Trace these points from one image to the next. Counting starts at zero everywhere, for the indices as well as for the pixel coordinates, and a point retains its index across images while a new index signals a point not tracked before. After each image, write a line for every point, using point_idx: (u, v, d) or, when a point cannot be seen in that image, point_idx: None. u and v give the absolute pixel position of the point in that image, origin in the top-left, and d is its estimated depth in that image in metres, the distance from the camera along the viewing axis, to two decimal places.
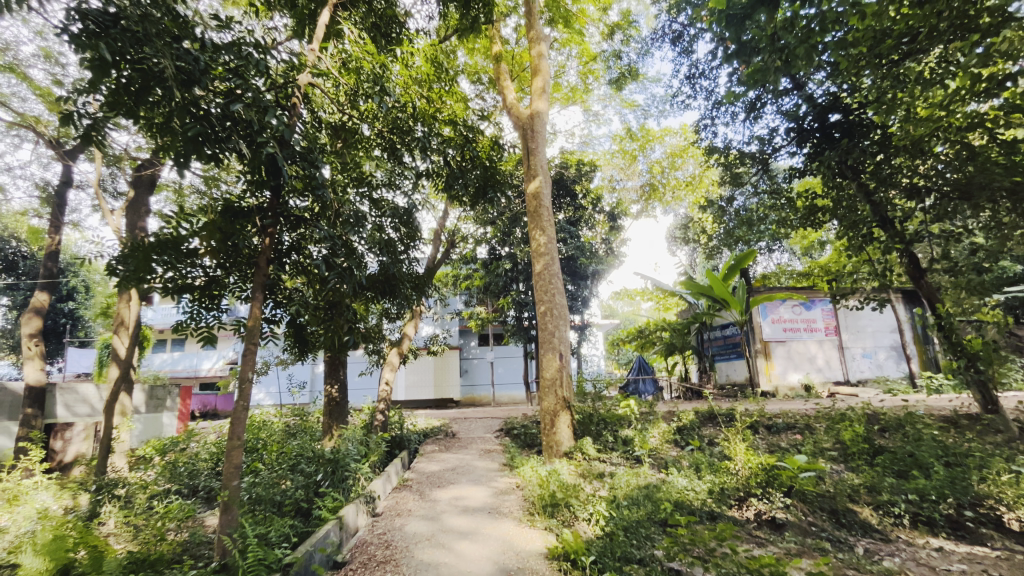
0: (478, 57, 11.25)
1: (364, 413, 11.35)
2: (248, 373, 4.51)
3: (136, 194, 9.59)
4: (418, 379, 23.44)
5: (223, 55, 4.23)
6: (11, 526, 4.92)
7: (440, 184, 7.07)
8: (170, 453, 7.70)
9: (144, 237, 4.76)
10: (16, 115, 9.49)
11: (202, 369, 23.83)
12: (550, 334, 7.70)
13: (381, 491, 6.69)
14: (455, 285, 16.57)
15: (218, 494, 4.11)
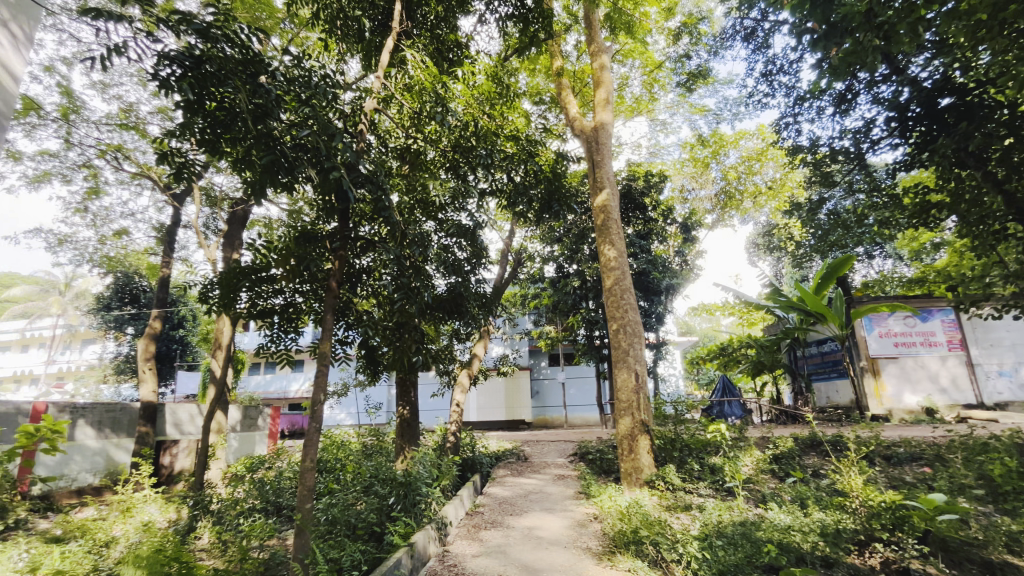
0: (540, 77, 11.28)
1: (436, 434, 11.36)
2: (320, 395, 4.58)
3: (230, 229, 10.49)
4: (490, 400, 23.40)
5: (296, 88, 4.47)
6: (122, 537, 5.30)
7: (505, 202, 6.98)
8: (258, 470, 8.07)
9: (232, 266, 5.12)
10: (137, 167, 10.81)
11: (291, 391, 25.49)
12: (624, 352, 7.24)
13: (453, 518, 6.52)
14: (524, 304, 16.46)
15: (293, 517, 4.18)
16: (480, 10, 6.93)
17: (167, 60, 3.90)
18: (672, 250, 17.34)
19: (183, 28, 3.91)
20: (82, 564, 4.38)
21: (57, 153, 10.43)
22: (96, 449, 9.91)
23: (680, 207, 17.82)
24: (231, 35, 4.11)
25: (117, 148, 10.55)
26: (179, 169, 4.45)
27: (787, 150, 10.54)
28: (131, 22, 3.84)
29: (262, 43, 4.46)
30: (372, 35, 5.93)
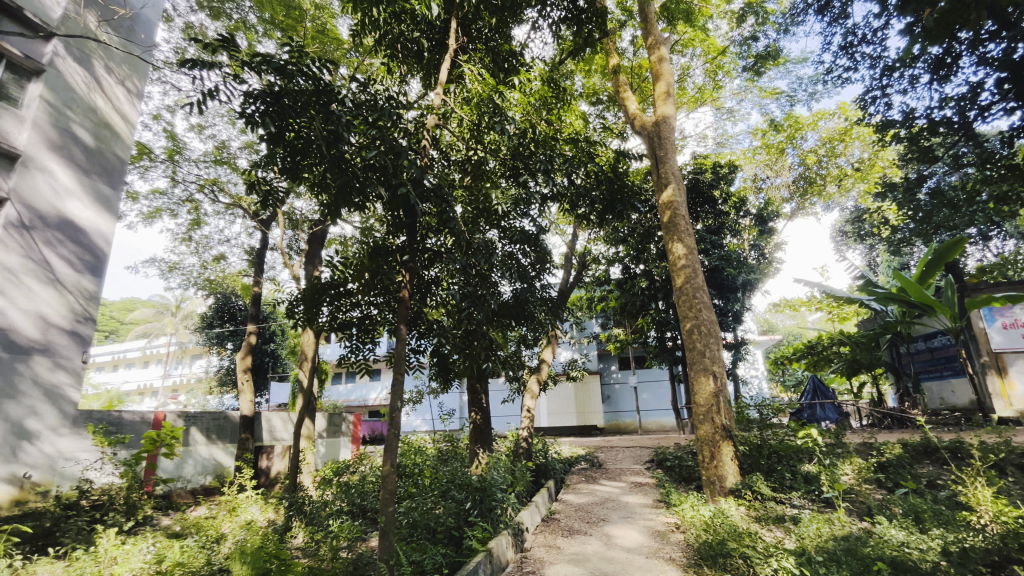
0: (596, 77, 11.14)
1: (509, 440, 11.43)
2: (397, 401, 4.77)
3: (311, 248, 11.26)
4: (560, 405, 23.24)
5: (364, 112, 4.72)
6: (229, 534, 5.81)
7: (566, 205, 6.91)
8: (343, 474, 8.55)
9: (314, 283, 5.50)
10: (230, 198, 11.95)
11: (370, 399, 26.86)
12: (700, 355, 6.86)
13: (529, 524, 6.52)
14: (590, 307, 16.21)
15: (377, 519, 4.37)
16: (533, 18, 6.97)
17: (252, 99, 4.31)
18: (747, 244, 16.37)
19: (264, 67, 4.29)
20: (197, 557, 4.85)
21: (165, 191, 11.79)
22: (206, 453, 11.01)
23: (753, 198, 16.80)
24: (306, 70, 4.45)
25: (213, 183, 11.75)
26: (265, 197, 4.86)
27: (874, 127, 9.61)
28: (221, 68, 4.27)
29: (332, 74, 4.77)
30: (431, 54, 6.15)
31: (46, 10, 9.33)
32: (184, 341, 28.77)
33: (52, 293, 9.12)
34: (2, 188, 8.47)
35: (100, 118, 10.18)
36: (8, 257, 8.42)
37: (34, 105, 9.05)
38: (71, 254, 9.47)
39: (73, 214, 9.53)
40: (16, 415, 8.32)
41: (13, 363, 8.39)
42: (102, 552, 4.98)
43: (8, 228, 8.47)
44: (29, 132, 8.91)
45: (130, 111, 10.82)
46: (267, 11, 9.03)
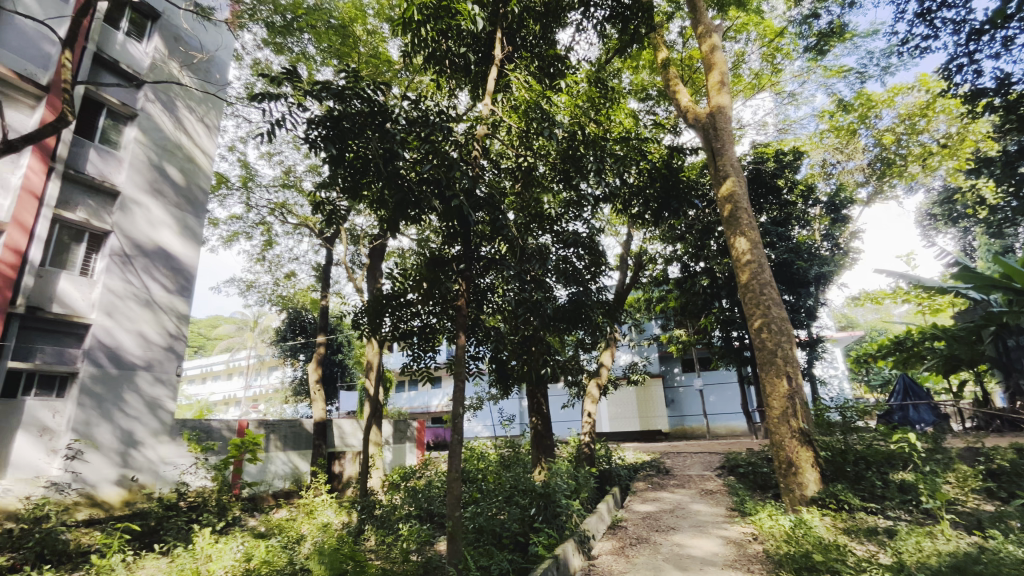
0: (644, 73, 10.89)
1: (570, 445, 11.33)
2: (459, 407, 4.86)
3: (373, 262, 11.76)
4: (622, 410, 22.71)
5: (417, 128, 4.91)
6: (307, 536, 6.15)
7: (619, 206, 6.77)
8: (410, 479, 8.81)
9: (377, 295, 5.76)
10: (298, 219, 12.76)
11: (432, 406, 27.56)
12: (771, 354, 6.44)
13: (595, 531, 6.39)
14: (648, 309, 15.79)
15: (445, 523, 4.46)
16: (577, 19, 6.93)
17: (314, 124, 4.64)
18: (818, 234, 15.30)
19: (324, 94, 4.60)
20: (280, 557, 5.18)
21: (241, 216, 12.80)
22: (285, 459, 11.73)
23: (822, 184, 15.69)
24: (362, 93, 4.69)
25: (282, 206, 12.60)
26: (329, 216, 5.17)
27: (961, 98, 8.72)
28: (286, 98, 4.59)
29: (385, 94, 4.99)
30: (478, 67, 6.27)
31: (137, 62, 10.48)
32: (262, 354, 30.89)
33: (149, 314, 10.11)
34: (106, 222, 9.58)
35: (184, 154, 11.20)
36: (112, 283, 9.49)
37: (130, 147, 10.16)
38: (165, 278, 10.46)
39: (165, 242, 10.54)
40: (124, 425, 9.31)
41: (120, 378, 9.42)
42: (199, 549, 5.43)
43: (111, 258, 9.54)
44: (126, 171, 10.01)
45: (210, 145, 11.79)
46: (325, 42, 9.61)
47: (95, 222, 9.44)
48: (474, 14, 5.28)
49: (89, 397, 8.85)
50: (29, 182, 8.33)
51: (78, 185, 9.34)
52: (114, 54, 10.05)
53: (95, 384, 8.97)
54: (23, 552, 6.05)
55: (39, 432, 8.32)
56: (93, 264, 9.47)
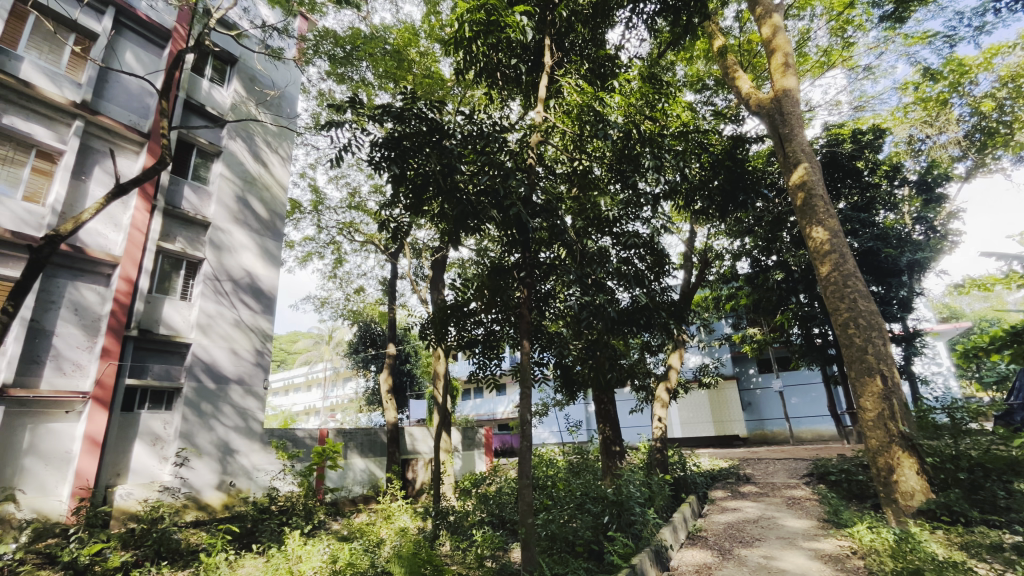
0: (699, 63, 10.48)
1: (641, 452, 11.00)
2: (526, 414, 4.89)
3: (435, 273, 12.11)
4: (694, 415, 21.92)
5: (472, 142, 5.07)
6: (387, 540, 6.41)
7: (681, 203, 6.54)
8: (481, 486, 8.95)
9: (441, 306, 5.94)
10: (365, 236, 13.45)
11: (498, 412, 27.82)
12: (861, 352, 5.92)
13: (673, 541, 6.15)
14: (717, 307, 15.06)
15: (519, 530, 4.48)
16: (626, 17, 6.83)
17: (378, 147, 4.99)
18: (909, 218, 13.93)
19: (385, 117, 4.91)
20: (363, 560, 5.45)
21: (314, 237, 13.70)
22: (362, 465, 12.29)
23: (909, 162, 14.27)
24: (419, 113, 4.90)
25: (350, 225, 13.34)
26: (394, 232, 5.46)
27: None
28: (349, 124, 4.92)
29: (441, 112, 5.20)
30: (529, 76, 6.35)
31: (219, 104, 11.56)
32: (336, 365, 32.67)
33: (239, 332, 11.04)
34: (200, 251, 10.61)
35: (262, 184, 12.18)
36: (207, 305, 10.47)
37: (217, 181, 11.20)
38: (250, 299, 11.40)
39: (249, 266, 11.49)
40: (222, 434, 10.21)
41: (217, 391, 10.33)
42: (291, 551, 5.82)
43: (205, 282, 10.52)
44: (215, 204, 11.04)
45: (284, 173, 12.75)
46: (381, 67, 10.12)
47: (190, 251, 10.48)
48: (523, 25, 5.35)
49: (191, 409, 9.79)
50: (136, 220, 9.41)
51: (176, 219, 10.40)
52: (200, 99, 11.16)
53: (196, 398, 9.90)
54: (143, 550, 6.77)
55: (152, 441, 9.30)
56: (190, 288, 10.49)
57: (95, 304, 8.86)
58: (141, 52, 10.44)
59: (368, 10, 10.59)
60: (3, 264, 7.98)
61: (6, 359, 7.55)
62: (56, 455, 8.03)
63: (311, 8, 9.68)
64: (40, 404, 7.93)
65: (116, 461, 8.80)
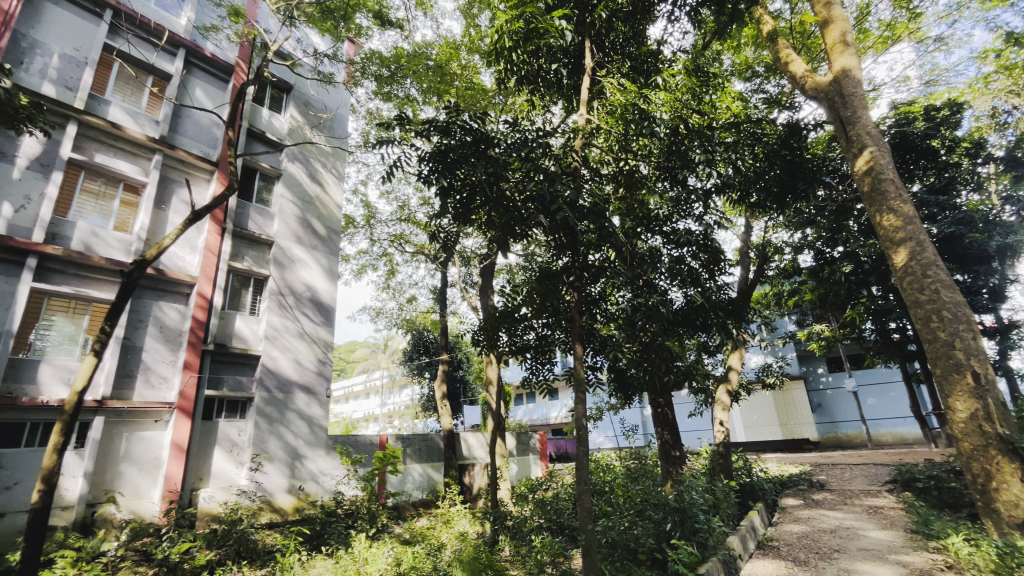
0: (748, 50, 10.04)
1: (702, 457, 10.60)
2: (582, 418, 4.85)
3: (484, 280, 12.27)
4: (758, 417, 20.43)
5: (517, 150, 5.14)
6: (447, 543, 6.55)
7: (734, 197, 6.31)
8: (537, 491, 8.97)
9: (492, 313, 6.03)
10: (415, 247, 13.86)
11: (552, 418, 27.68)
12: (947, 348, 5.39)
13: (742, 551, 5.88)
14: (779, 304, 14.29)
15: (578, 537, 4.44)
16: (667, 11, 6.70)
17: (426, 161, 5.17)
18: (997, 198, 12.66)
19: (432, 132, 5.07)
20: (426, 562, 5.63)
21: (368, 250, 14.28)
22: (420, 470, 12.58)
23: (993, 137, 12.97)
24: (464, 125, 5.04)
25: (401, 237, 13.79)
26: (444, 242, 5.62)
27: None
28: (397, 141, 5.14)
29: (486, 122, 5.32)
30: (570, 79, 6.34)
31: (278, 130, 12.34)
32: (392, 373, 33.74)
33: (302, 344, 11.65)
34: (265, 269, 11.32)
35: (319, 202, 12.82)
36: (273, 319, 11.13)
37: (278, 202, 11.91)
38: (312, 312, 12.00)
39: (309, 281, 12.13)
40: (290, 441, 10.80)
41: (284, 400, 10.94)
42: (358, 553, 6.05)
43: (271, 297, 11.21)
44: (277, 224, 11.75)
45: (338, 191, 13.37)
46: (425, 82, 10.44)
47: (257, 268, 11.20)
48: (562, 29, 5.37)
49: (262, 417, 10.42)
50: (209, 242, 10.19)
51: (243, 240, 11.17)
52: (261, 126, 11.96)
53: (266, 406, 10.54)
54: (226, 549, 7.28)
55: (229, 447, 9.97)
56: (258, 304, 11.20)
57: (177, 321, 9.65)
58: (209, 87, 11.34)
59: (410, 29, 10.97)
60: (100, 288, 8.87)
61: (104, 373, 8.37)
62: (148, 461, 8.79)
63: (358, 32, 10.15)
64: (134, 414, 8.72)
65: (199, 467, 9.50)
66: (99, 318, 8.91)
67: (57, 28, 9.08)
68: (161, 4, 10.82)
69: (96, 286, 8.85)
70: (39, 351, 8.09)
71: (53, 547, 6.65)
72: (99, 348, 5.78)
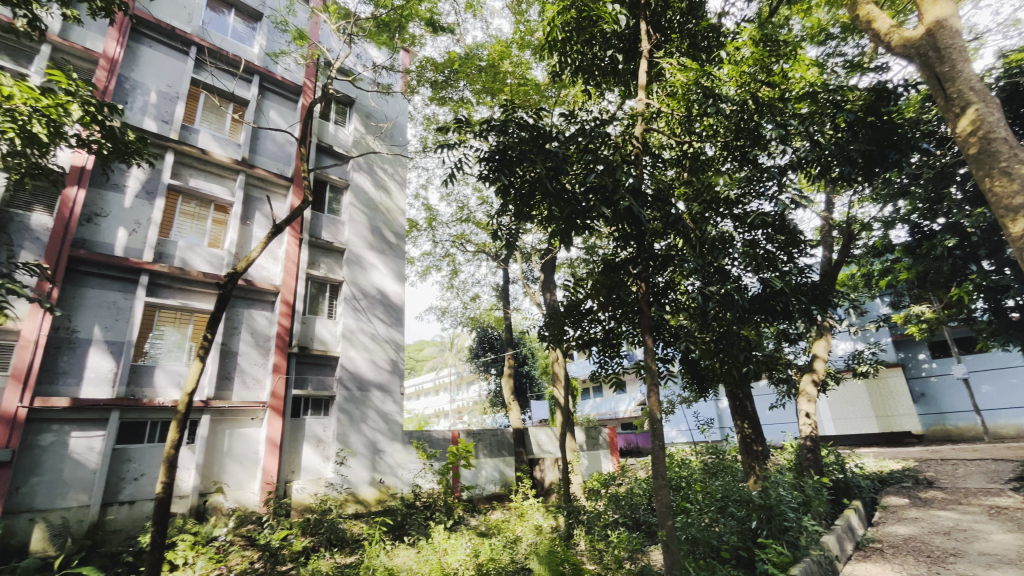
0: (820, 11, 9.23)
1: (787, 452, 9.98)
2: (657, 412, 4.73)
3: (546, 275, 12.28)
4: (850, 409, 18.92)
5: (576, 142, 5.09)
6: (523, 536, 6.64)
7: (812, 173, 5.86)
8: (610, 487, 8.87)
9: (557, 307, 6.01)
10: (476, 246, 14.13)
11: (620, 411, 27.19)
12: None
13: (839, 552, 5.47)
14: (868, 284, 13.10)
15: (658, 532, 4.34)
16: None
17: (485, 161, 5.23)
18: None
19: (490, 132, 5.12)
20: (504, 555, 5.75)
21: (432, 251, 14.75)
22: (492, 464, 12.83)
23: None
24: (519, 122, 5.04)
25: (462, 236, 14.11)
26: (506, 239, 5.67)
27: None
28: (455, 143, 5.24)
29: (541, 116, 5.30)
30: (625, 64, 6.14)
31: (344, 142, 13.03)
32: (460, 370, 34.67)
33: (376, 344, 12.25)
34: (339, 275, 12.00)
35: (384, 208, 13.39)
36: (348, 322, 11.78)
37: (348, 211, 12.57)
38: (383, 313, 12.58)
39: (380, 284, 12.72)
40: (370, 436, 11.41)
41: (363, 397, 11.57)
42: (438, 543, 6.28)
43: (346, 301, 11.87)
44: (347, 231, 12.41)
45: (400, 196, 13.90)
46: (478, 84, 10.57)
47: (332, 275, 11.91)
48: (615, 13, 5.26)
49: (344, 414, 11.09)
50: (289, 253, 10.97)
51: (319, 248, 11.91)
52: (329, 140, 12.68)
53: (347, 404, 11.20)
54: (319, 536, 7.86)
55: (316, 443, 10.70)
56: (335, 308, 11.91)
57: (265, 327, 10.49)
58: (283, 108, 12.19)
59: (461, 32, 11.15)
60: (199, 300, 9.83)
61: (208, 376, 9.29)
62: (248, 455, 9.65)
63: (412, 41, 10.47)
64: (234, 412, 9.60)
65: (291, 460, 10.27)
66: (201, 327, 9.87)
67: (153, 69, 10.15)
68: (236, 37, 11.76)
69: (198, 298, 9.82)
70: (154, 358, 9.12)
71: (175, 531, 7.50)
72: (203, 353, 6.41)
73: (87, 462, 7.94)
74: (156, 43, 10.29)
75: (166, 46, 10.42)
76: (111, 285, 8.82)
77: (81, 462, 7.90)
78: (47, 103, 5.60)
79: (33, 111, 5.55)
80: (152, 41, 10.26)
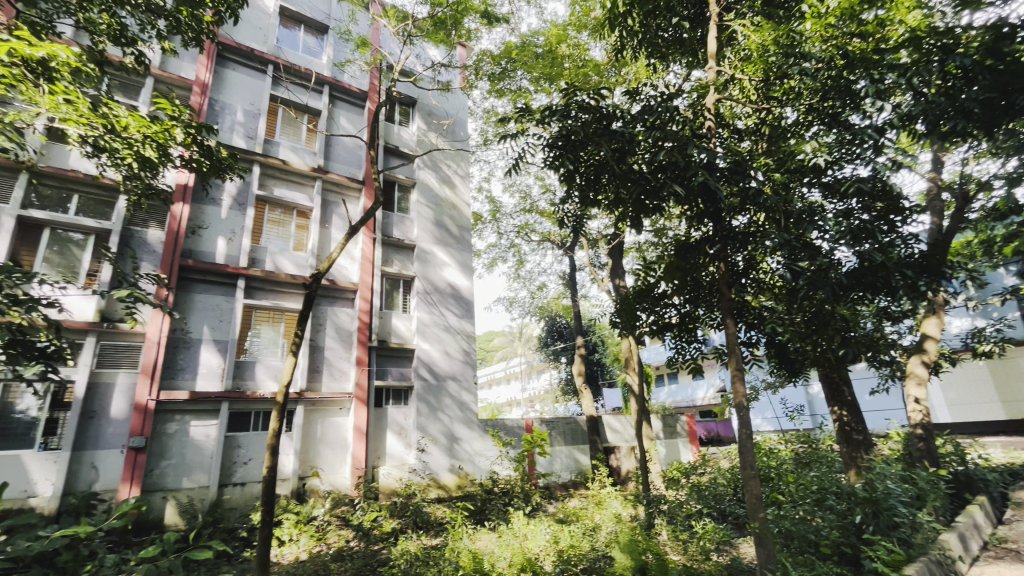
0: None
1: (892, 442, 9.09)
2: (742, 400, 4.47)
3: (613, 260, 12.00)
4: (968, 394, 16.88)
5: (642, 119, 4.88)
6: (602, 524, 6.60)
7: (914, 131, 5.22)
8: (692, 476, 8.58)
9: (628, 293, 5.84)
10: (541, 235, 14.09)
11: (698, 398, 26.12)
12: None
13: (961, 551, 4.90)
14: (988, 252, 11.51)
15: (749, 524, 4.15)
16: None
17: (548, 147, 5.16)
18: None
19: (551, 118, 5.03)
20: (584, 542, 5.76)
21: (497, 243, 14.92)
22: (567, 452, 12.85)
23: None
24: (581, 104, 4.91)
25: (527, 226, 14.12)
26: (573, 226, 5.58)
27: None
28: (517, 132, 5.20)
29: (603, 96, 5.13)
30: (692, 33, 5.78)
31: (409, 142, 13.46)
32: (530, 358, 34.88)
33: (448, 335, 12.65)
34: (411, 270, 12.49)
35: (450, 203, 13.73)
36: (422, 315, 12.25)
37: (416, 208, 13.02)
38: (454, 305, 12.95)
39: (449, 277, 13.09)
40: (448, 424, 11.86)
41: (439, 387, 12.02)
42: (518, 528, 6.41)
43: (419, 295, 12.35)
44: (417, 228, 12.86)
45: (465, 191, 14.17)
46: (536, 71, 10.45)
47: (405, 271, 12.41)
48: None
49: (423, 403, 11.60)
50: (365, 252, 11.55)
51: (391, 246, 12.46)
52: (395, 142, 13.16)
53: (425, 393, 11.70)
54: (406, 519, 8.32)
55: (398, 431, 11.28)
56: (409, 302, 12.43)
57: (347, 323, 11.16)
58: (352, 114, 12.80)
59: (516, 21, 11.06)
60: (289, 300, 10.65)
61: (300, 370, 10.06)
62: (338, 442, 10.37)
63: (467, 36, 10.53)
64: (324, 403, 10.35)
65: (377, 447, 10.90)
66: (291, 325, 10.69)
67: (238, 89, 11.05)
68: (307, 51, 12.48)
69: (288, 298, 10.65)
70: (253, 354, 10.02)
71: (280, 510, 8.25)
72: (295, 349, 6.91)
73: (205, 447, 8.94)
74: (239, 65, 11.17)
75: (247, 67, 11.30)
76: (215, 290, 9.79)
77: (200, 448, 8.89)
78: (156, 129, 6.26)
79: (145, 137, 6.23)
80: (235, 64, 11.15)
